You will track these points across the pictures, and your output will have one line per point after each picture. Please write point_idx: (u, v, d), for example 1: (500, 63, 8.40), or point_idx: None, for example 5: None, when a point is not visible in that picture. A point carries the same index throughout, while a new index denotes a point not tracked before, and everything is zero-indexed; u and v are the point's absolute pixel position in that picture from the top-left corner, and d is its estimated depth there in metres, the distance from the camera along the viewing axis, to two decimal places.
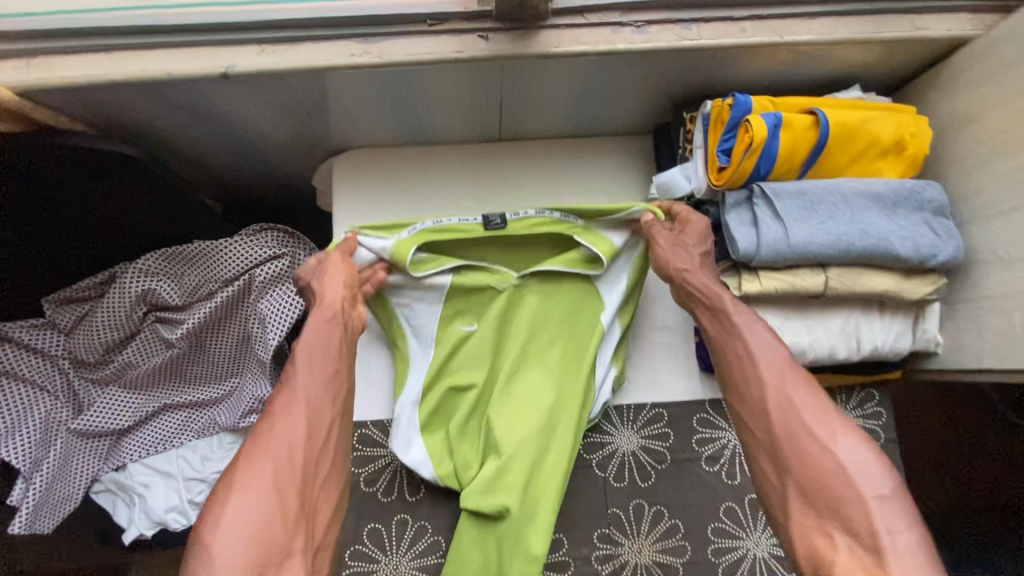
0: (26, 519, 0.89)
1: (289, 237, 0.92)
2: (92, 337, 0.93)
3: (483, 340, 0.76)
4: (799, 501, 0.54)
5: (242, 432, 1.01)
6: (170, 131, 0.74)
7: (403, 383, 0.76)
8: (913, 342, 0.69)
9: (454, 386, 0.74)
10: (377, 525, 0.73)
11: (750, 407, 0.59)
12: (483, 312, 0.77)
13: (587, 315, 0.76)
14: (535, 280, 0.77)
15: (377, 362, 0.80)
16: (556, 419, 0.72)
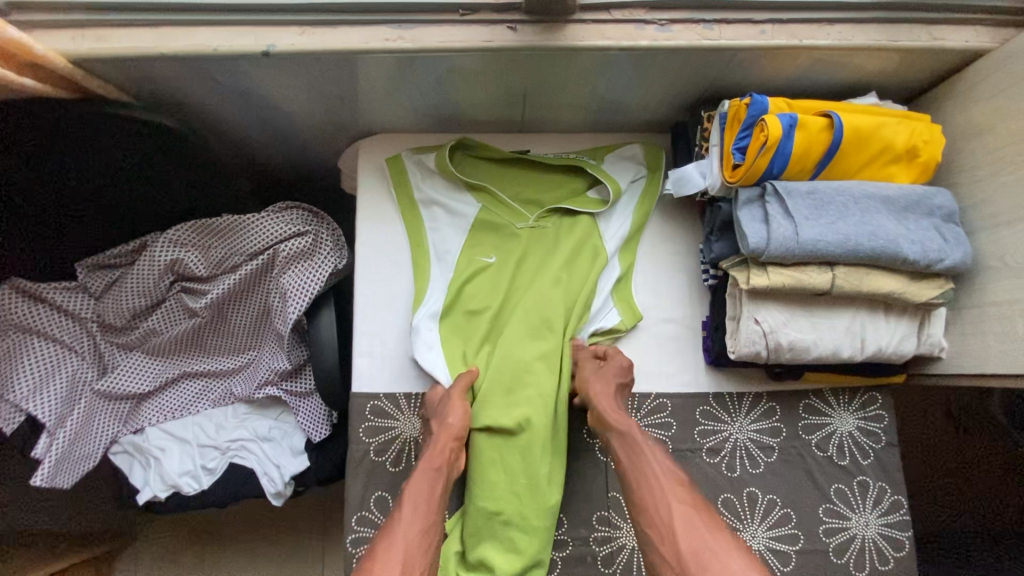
0: (48, 472, 0.94)
1: (313, 216, 0.94)
2: (119, 303, 0.96)
3: (497, 280, 0.80)
4: None
5: (256, 404, 1.07)
6: (209, 106, 0.78)
7: (421, 297, 0.79)
8: (917, 345, 0.71)
9: (473, 307, 0.78)
10: (384, 494, 0.78)
11: (651, 509, 0.63)
12: (501, 246, 0.82)
13: (589, 247, 0.81)
14: (554, 218, 0.83)
15: (390, 320, 0.81)
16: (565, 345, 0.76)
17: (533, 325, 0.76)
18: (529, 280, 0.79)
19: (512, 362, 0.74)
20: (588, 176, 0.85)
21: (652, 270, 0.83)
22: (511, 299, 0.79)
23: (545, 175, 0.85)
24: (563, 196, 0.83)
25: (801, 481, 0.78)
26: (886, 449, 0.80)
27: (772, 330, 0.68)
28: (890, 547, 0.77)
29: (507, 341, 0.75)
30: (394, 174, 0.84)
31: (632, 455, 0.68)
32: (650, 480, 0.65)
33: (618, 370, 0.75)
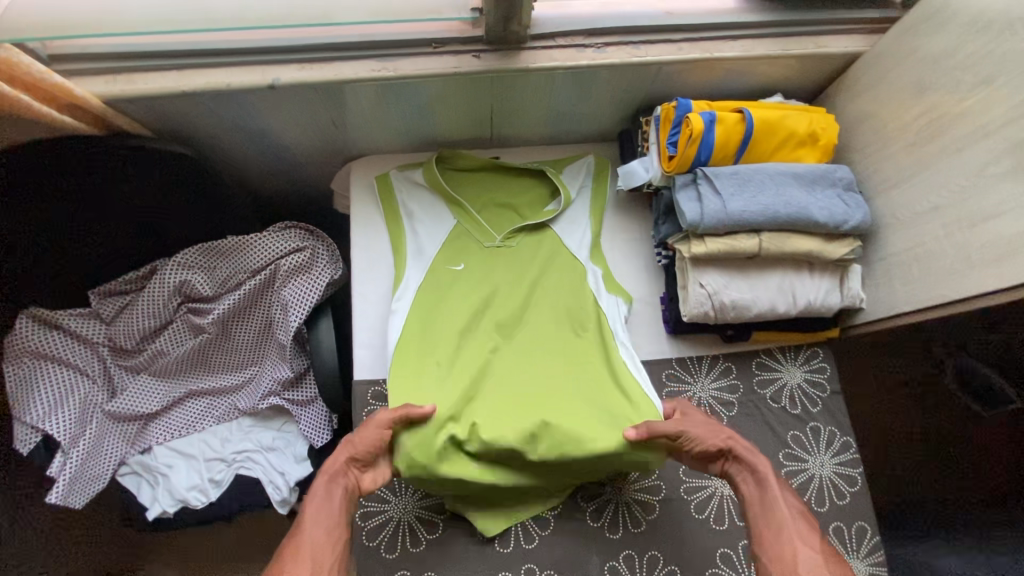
0: (63, 490, 0.98)
1: (310, 233, 1.04)
2: (131, 325, 1.04)
3: (464, 287, 0.89)
4: None
5: (260, 416, 1.13)
6: (218, 136, 0.89)
7: (400, 285, 0.90)
8: (841, 298, 0.83)
9: (441, 312, 0.87)
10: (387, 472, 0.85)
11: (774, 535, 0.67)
12: (468, 258, 0.92)
13: (558, 257, 0.92)
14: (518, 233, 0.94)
15: (373, 312, 0.91)
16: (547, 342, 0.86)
17: (550, 385, 0.82)
18: (524, 324, 0.87)
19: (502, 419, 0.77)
20: (550, 182, 0.97)
21: (615, 259, 0.95)
22: (489, 358, 0.85)
23: (512, 186, 0.97)
24: (532, 203, 0.96)
25: (760, 429, 0.88)
26: (832, 396, 0.90)
27: (715, 291, 0.80)
28: (845, 483, 0.87)
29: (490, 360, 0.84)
30: (383, 190, 0.95)
31: (761, 495, 0.71)
32: (781, 517, 0.67)
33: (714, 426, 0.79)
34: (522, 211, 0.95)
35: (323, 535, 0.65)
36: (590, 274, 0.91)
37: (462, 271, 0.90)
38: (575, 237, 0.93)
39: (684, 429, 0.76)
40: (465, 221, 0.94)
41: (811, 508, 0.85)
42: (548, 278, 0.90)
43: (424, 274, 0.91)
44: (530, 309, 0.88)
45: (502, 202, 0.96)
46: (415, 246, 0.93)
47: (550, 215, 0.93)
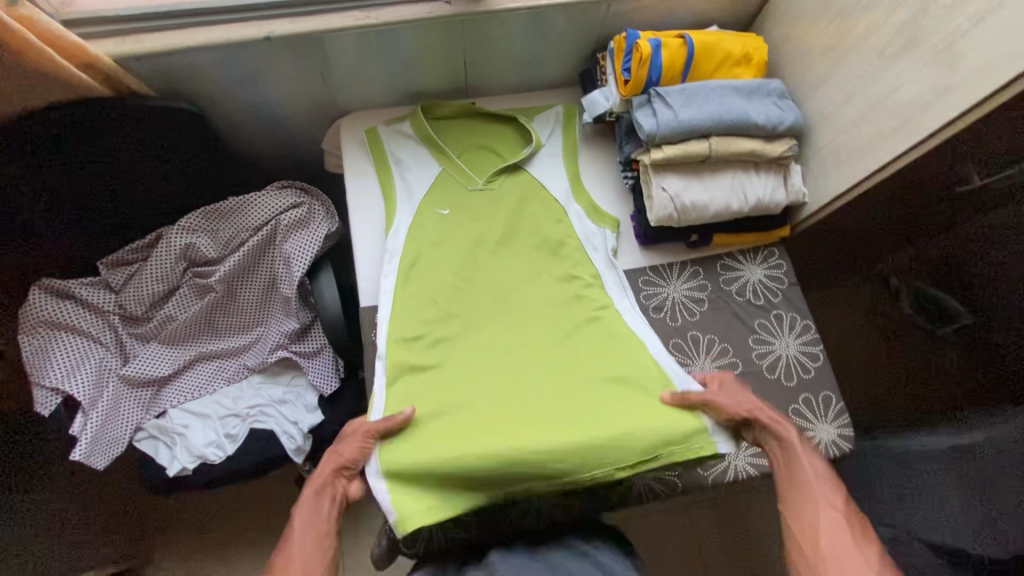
0: (86, 449, 1.03)
1: (305, 191, 1.12)
2: (140, 289, 1.10)
3: (456, 226, 0.99)
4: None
5: (269, 373, 1.19)
6: (219, 95, 0.98)
7: (393, 222, 0.98)
8: (787, 194, 0.94)
9: (433, 254, 0.97)
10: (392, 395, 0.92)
11: (799, 499, 0.76)
12: (452, 198, 1.00)
13: (536, 193, 1.02)
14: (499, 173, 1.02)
15: (371, 247, 0.98)
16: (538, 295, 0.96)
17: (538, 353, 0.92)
18: (524, 280, 0.98)
19: (459, 427, 0.82)
20: (524, 129, 1.06)
21: (597, 194, 1.04)
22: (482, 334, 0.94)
23: (489, 133, 1.05)
24: (509, 146, 1.04)
25: (730, 321, 0.98)
26: (790, 287, 1.01)
27: (676, 194, 0.90)
28: (808, 359, 0.97)
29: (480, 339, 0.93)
30: (371, 140, 1.03)
31: (788, 460, 0.79)
32: (805, 478, 0.77)
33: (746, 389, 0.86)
34: (501, 153, 1.03)
35: (311, 544, 0.74)
36: (573, 216, 1.01)
37: (449, 215, 0.99)
38: (552, 176, 1.03)
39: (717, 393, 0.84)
40: (448, 162, 1.02)
41: (781, 383, 0.95)
42: (537, 232, 1.00)
43: (414, 215, 0.99)
44: (528, 261, 0.99)
45: (480, 145, 1.04)
46: (405, 189, 1.01)
47: (525, 156, 1.02)
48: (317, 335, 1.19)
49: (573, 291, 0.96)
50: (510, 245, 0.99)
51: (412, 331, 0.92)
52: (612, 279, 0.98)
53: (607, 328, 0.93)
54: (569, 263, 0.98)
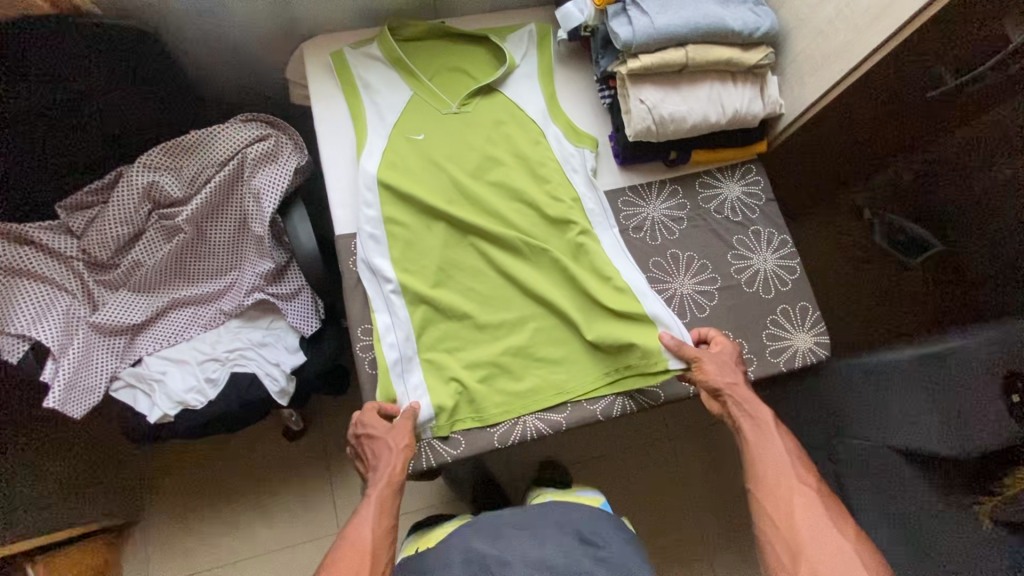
0: (59, 397, 1.01)
1: (271, 123, 1.08)
2: (104, 232, 1.06)
3: (431, 148, 0.96)
4: (800, 559, 0.75)
5: (246, 317, 1.16)
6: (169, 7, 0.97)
7: (365, 146, 0.95)
8: (764, 105, 0.94)
9: (408, 179, 0.94)
10: (367, 325, 0.90)
11: (771, 475, 0.82)
12: (427, 123, 0.97)
13: (511, 115, 0.99)
14: (474, 96, 0.99)
15: (342, 174, 0.95)
16: (520, 220, 0.95)
17: (533, 272, 0.94)
18: (506, 204, 0.96)
19: (471, 334, 0.91)
20: (497, 51, 1.02)
21: (574, 116, 1.02)
22: (481, 254, 0.94)
23: (462, 54, 1.02)
24: (482, 67, 1.01)
25: (709, 238, 0.99)
26: (767, 203, 1.01)
27: (654, 106, 0.89)
28: (786, 273, 0.97)
29: (479, 259, 0.94)
30: (338, 64, 0.99)
31: (761, 434, 0.85)
32: (780, 460, 0.83)
33: (731, 357, 0.89)
34: (474, 75, 1.00)
35: (372, 541, 0.77)
36: (551, 138, 0.99)
37: (423, 140, 0.96)
38: (528, 97, 1.00)
39: (706, 365, 0.88)
40: (422, 85, 0.98)
41: (759, 296, 0.96)
42: (517, 159, 0.97)
43: (387, 139, 0.96)
44: (507, 183, 0.96)
45: (452, 67, 1.00)
46: (377, 113, 0.97)
47: (499, 76, 0.99)
48: (294, 276, 1.16)
49: (553, 220, 0.95)
50: (488, 169, 0.97)
51: (400, 254, 0.92)
52: (594, 206, 0.97)
53: (589, 257, 0.93)
54: (549, 186, 0.96)
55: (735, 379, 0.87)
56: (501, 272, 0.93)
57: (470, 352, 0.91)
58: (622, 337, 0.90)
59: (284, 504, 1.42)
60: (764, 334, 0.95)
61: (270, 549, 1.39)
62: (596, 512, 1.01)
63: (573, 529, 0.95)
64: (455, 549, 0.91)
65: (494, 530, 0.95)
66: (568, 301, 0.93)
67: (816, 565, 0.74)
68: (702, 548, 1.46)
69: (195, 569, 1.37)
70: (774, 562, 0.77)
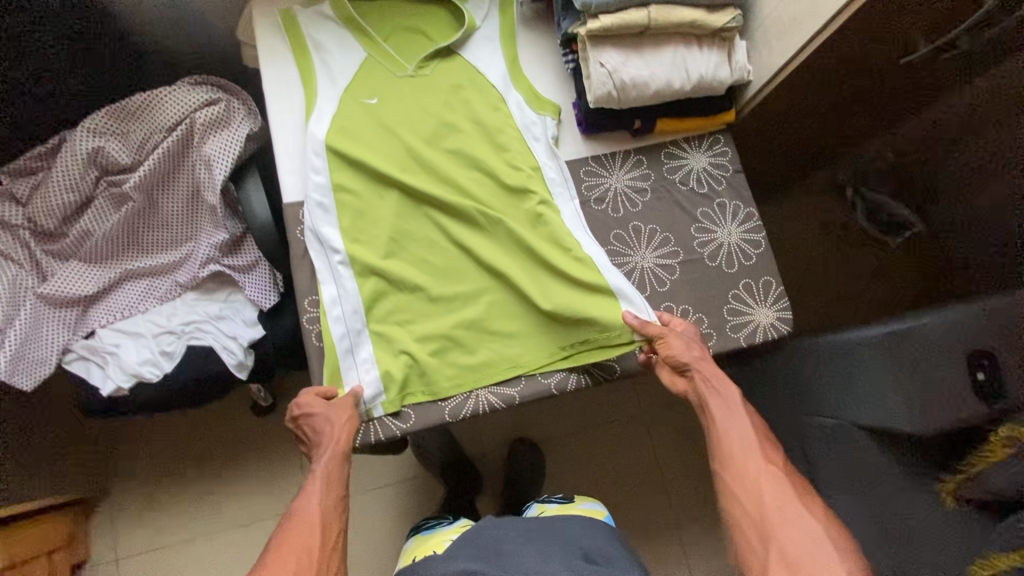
0: (6, 367, 0.99)
1: (221, 86, 1.04)
2: (49, 199, 1.02)
3: (384, 113, 0.92)
4: (769, 537, 0.73)
5: (203, 291, 1.12)
6: None
7: (315, 110, 0.91)
8: (731, 71, 0.90)
9: (359, 145, 0.90)
10: (316, 297, 0.88)
11: (738, 453, 0.80)
12: (380, 87, 0.93)
13: (469, 80, 0.95)
14: (431, 59, 0.95)
15: (292, 140, 0.92)
16: (476, 189, 0.92)
17: (489, 243, 0.91)
18: (463, 173, 0.93)
19: (423, 306, 0.89)
20: (456, 12, 0.98)
21: (537, 82, 0.98)
22: (435, 224, 0.91)
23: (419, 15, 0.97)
24: (440, 29, 0.96)
25: (672, 210, 0.96)
26: (734, 175, 0.98)
27: (614, 69, 0.85)
28: (750, 246, 0.95)
29: (433, 229, 0.91)
30: (287, 23, 0.94)
31: (725, 412, 0.83)
32: (747, 437, 0.81)
33: (690, 335, 0.88)
34: (431, 37, 0.96)
35: (322, 515, 0.76)
36: (511, 104, 0.95)
37: (376, 105, 0.92)
38: (488, 61, 0.96)
39: (672, 341, 0.86)
40: (376, 47, 0.94)
41: (722, 270, 0.94)
42: (476, 126, 0.94)
43: (338, 103, 0.92)
44: (463, 151, 0.93)
45: (408, 28, 0.96)
46: (329, 75, 0.93)
47: (457, 38, 0.95)
48: (251, 247, 1.12)
49: (512, 189, 0.92)
50: (444, 136, 0.93)
51: (351, 223, 0.89)
52: (555, 175, 0.94)
53: (548, 227, 0.91)
54: (508, 154, 0.93)
55: (701, 355, 0.86)
56: (455, 244, 0.91)
57: (423, 324, 0.88)
58: (578, 312, 0.88)
59: (254, 479, 1.42)
60: (726, 309, 0.93)
61: (238, 523, 1.39)
62: (600, 530, 0.99)
63: (578, 547, 0.93)
64: (450, 562, 0.90)
65: (492, 547, 0.93)
66: (524, 274, 0.90)
67: (786, 543, 0.72)
68: (671, 525, 1.47)
69: (164, 542, 1.37)
70: (746, 549, 0.74)
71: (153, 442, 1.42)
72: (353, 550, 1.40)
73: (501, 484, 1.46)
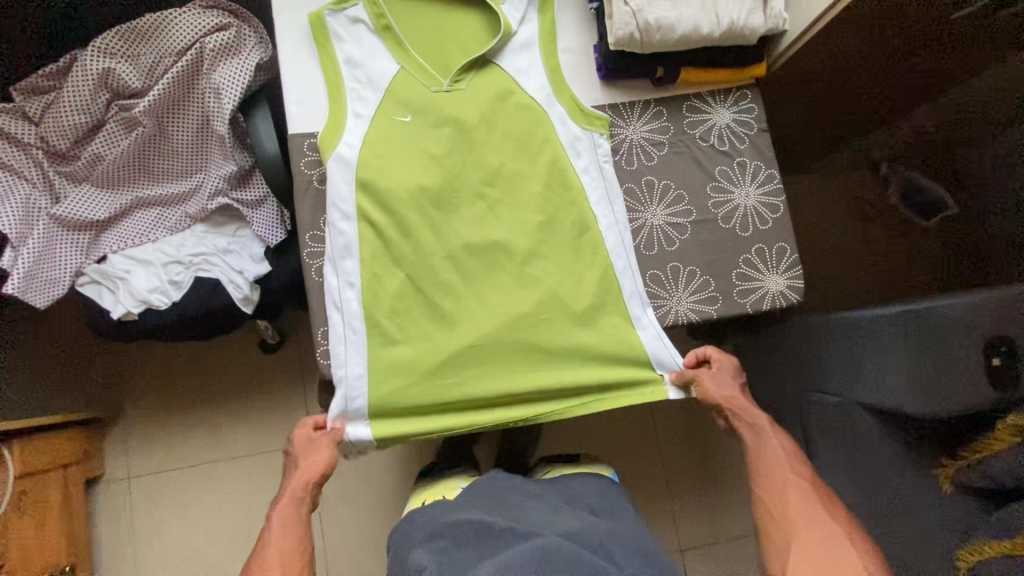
0: (19, 285, 1.01)
1: (233, 12, 1.02)
2: (60, 119, 1.03)
3: (417, 132, 0.87)
4: (801, 551, 0.74)
5: (212, 222, 1.12)
6: None
7: (326, 39, 0.88)
8: (764, 18, 0.84)
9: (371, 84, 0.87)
10: (316, 233, 0.85)
11: (769, 473, 0.81)
12: (407, 72, 0.88)
13: (500, 87, 0.89)
14: (469, 74, 0.89)
15: (299, 65, 0.88)
16: (504, 217, 0.87)
17: (517, 281, 0.86)
18: (472, 115, 0.88)
19: (430, 304, 0.84)
20: (493, 17, 0.91)
21: (561, 23, 0.93)
22: (458, 252, 0.85)
23: (456, 19, 0.91)
24: (476, 37, 0.90)
25: (689, 167, 0.92)
26: (758, 134, 0.93)
27: (639, 9, 0.81)
28: (767, 211, 0.91)
29: (457, 252, 0.85)
30: (315, 27, 0.87)
31: (758, 441, 0.84)
32: (777, 454, 0.82)
33: (731, 374, 0.89)
34: (467, 48, 0.90)
35: (291, 542, 0.78)
36: (554, 120, 0.90)
37: (409, 122, 0.87)
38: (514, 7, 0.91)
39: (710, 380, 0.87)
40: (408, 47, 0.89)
41: (735, 233, 0.90)
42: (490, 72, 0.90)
43: (353, 38, 0.88)
44: (478, 92, 0.89)
45: None
46: (363, 83, 0.88)
47: (494, 46, 0.89)
48: (260, 183, 1.12)
49: (543, 135, 0.89)
50: (477, 161, 0.87)
51: (375, 247, 0.85)
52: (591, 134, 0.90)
53: (560, 173, 0.88)
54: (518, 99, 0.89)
55: (735, 393, 0.87)
56: (475, 262, 0.85)
57: (430, 253, 0.84)
58: (583, 271, 0.87)
59: (259, 414, 1.46)
60: (735, 274, 0.89)
61: (243, 452, 1.44)
62: (606, 487, 1.04)
63: (585, 502, 0.99)
64: (462, 510, 0.94)
65: (504, 499, 0.97)
66: (548, 240, 0.87)
67: (813, 552, 0.73)
68: (663, 490, 1.48)
69: (174, 465, 1.43)
70: (773, 557, 0.76)
71: (162, 370, 1.46)
72: (349, 482, 1.45)
73: (495, 438, 1.48)
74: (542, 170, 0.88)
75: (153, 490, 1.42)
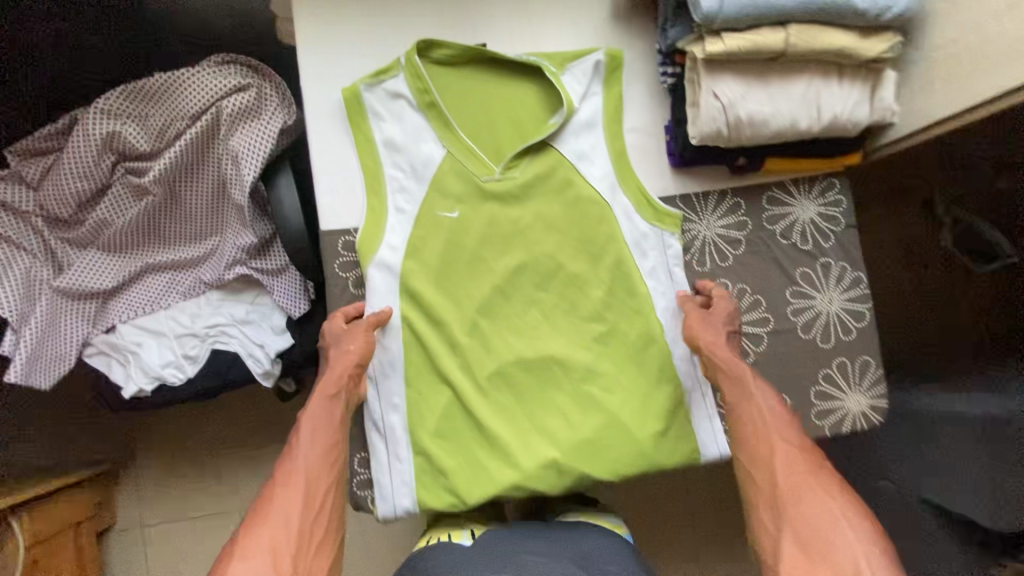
0: (22, 368, 0.93)
1: (253, 68, 0.90)
2: (61, 186, 0.92)
3: (468, 228, 0.77)
4: (790, 529, 0.63)
5: (229, 291, 1.03)
6: None
7: (364, 124, 0.77)
8: (871, 111, 0.73)
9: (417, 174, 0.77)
10: None
11: (754, 441, 0.70)
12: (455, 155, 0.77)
13: (560, 174, 0.78)
14: (525, 159, 0.78)
15: (333, 147, 0.77)
16: (561, 327, 0.78)
17: (575, 399, 0.77)
18: (529, 210, 0.78)
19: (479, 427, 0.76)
20: (551, 90, 0.79)
21: (629, 99, 0.81)
22: (510, 365, 0.77)
23: (508, 91, 0.79)
24: (533, 113, 0.79)
25: (768, 268, 0.82)
26: (847, 230, 0.82)
27: (731, 103, 0.69)
28: (852, 319, 0.81)
29: (509, 367, 0.77)
30: (350, 105, 0.76)
31: (742, 400, 0.72)
32: (761, 416, 0.70)
33: (725, 317, 0.76)
34: (523, 129, 0.78)
35: (316, 454, 0.68)
36: (619, 211, 0.79)
37: (456, 218, 0.77)
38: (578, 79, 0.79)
39: (700, 328, 0.75)
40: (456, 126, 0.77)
41: (816, 345, 0.81)
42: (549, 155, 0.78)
43: (393, 122, 0.78)
44: (536, 181, 0.78)
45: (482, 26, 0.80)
46: (406, 171, 0.77)
47: (554, 129, 0.77)
48: (281, 250, 1.02)
49: (609, 233, 0.78)
50: (534, 263, 0.78)
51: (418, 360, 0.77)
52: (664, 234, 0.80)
53: (625, 277, 0.78)
54: (581, 188, 0.78)
55: (720, 341, 0.74)
56: (530, 379, 0.77)
57: (480, 371, 0.76)
58: (650, 388, 0.78)
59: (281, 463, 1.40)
60: (813, 392, 0.81)
61: None
62: None
63: None
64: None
65: None
66: (614, 353, 0.78)
67: (802, 526, 0.63)
68: None
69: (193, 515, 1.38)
70: (759, 528, 0.67)
71: (178, 419, 1.40)
72: None
73: None
74: (607, 273, 0.78)
75: (172, 539, 1.37)
